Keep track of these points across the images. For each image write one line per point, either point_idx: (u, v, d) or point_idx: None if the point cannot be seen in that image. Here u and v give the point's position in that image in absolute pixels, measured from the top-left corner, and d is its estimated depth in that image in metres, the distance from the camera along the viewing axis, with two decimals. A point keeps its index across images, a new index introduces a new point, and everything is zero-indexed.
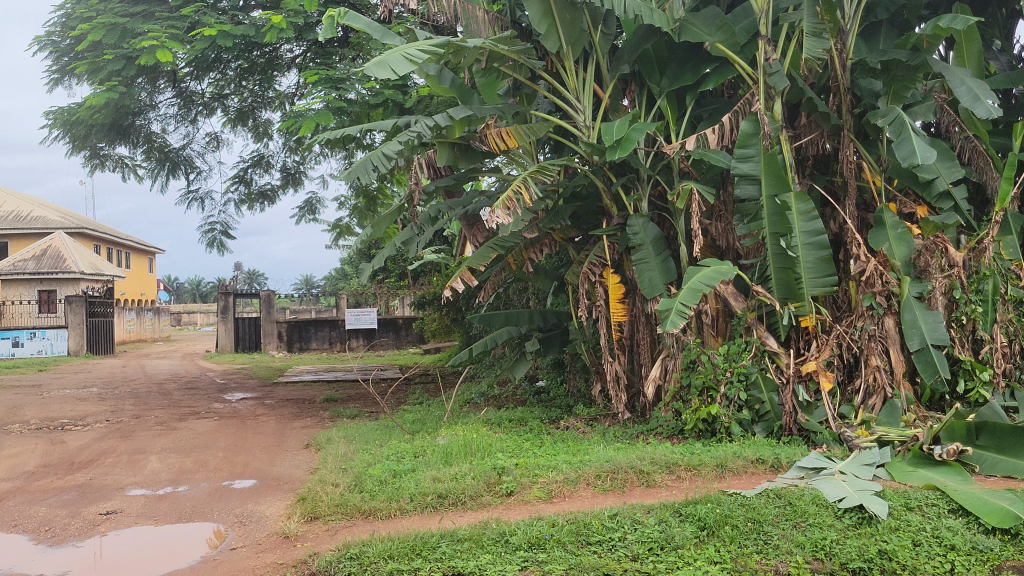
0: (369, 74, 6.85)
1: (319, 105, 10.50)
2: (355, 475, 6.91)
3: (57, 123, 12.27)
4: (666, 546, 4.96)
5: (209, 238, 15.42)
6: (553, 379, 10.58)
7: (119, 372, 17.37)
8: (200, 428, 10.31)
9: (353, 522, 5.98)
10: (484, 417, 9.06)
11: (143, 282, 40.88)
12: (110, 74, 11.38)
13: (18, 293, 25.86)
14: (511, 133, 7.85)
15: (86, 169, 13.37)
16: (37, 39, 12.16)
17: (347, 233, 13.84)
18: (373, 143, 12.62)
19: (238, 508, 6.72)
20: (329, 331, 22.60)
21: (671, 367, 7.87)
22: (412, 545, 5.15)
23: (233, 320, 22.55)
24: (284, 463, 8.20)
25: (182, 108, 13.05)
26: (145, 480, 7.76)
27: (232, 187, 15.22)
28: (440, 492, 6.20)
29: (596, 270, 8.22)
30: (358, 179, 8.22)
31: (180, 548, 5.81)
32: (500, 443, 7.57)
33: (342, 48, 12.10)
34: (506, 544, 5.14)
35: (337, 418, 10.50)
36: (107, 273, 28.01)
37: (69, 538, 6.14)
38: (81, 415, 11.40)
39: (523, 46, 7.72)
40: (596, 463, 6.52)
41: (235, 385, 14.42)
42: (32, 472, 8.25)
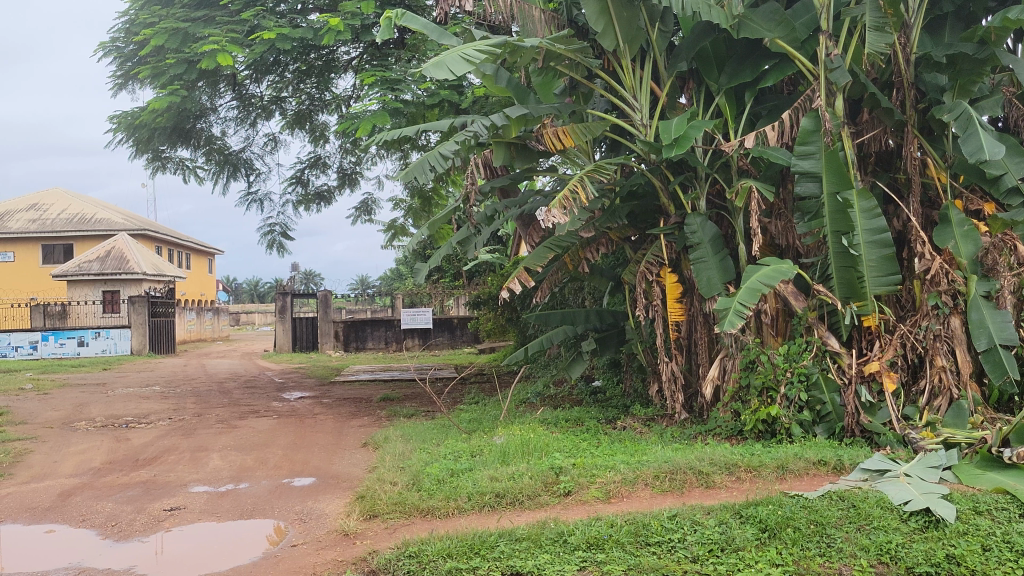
0: (427, 75, 6.92)
1: (375, 106, 10.57)
2: (413, 473, 6.95)
3: (121, 127, 12.53)
4: (726, 548, 4.91)
5: (268, 239, 15.65)
6: (609, 379, 10.51)
7: (181, 371, 17.69)
8: (260, 426, 10.45)
9: (411, 520, 6.01)
10: (540, 417, 9.06)
11: (203, 282, 41.60)
12: (172, 78, 11.59)
13: (83, 293, 26.49)
14: (567, 133, 7.80)
15: (148, 172, 13.63)
16: (101, 45, 12.46)
17: (402, 233, 13.93)
18: (429, 144, 12.69)
19: (298, 506, 6.79)
20: (385, 331, 22.79)
21: (730, 367, 7.78)
22: (471, 544, 5.17)
23: (291, 320, 22.85)
24: (342, 461, 8.27)
25: (241, 111, 13.28)
26: (207, 477, 7.89)
27: (290, 188, 15.41)
28: (498, 492, 6.20)
29: (653, 269, 8.16)
30: (415, 179, 8.26)
31: (241, 544, 5.89)
32: (558, 442, 7.56)
33: (398, 49, 12.16)
34: (564, 544, 5.13)
35: (394, 417, 10.58)
36: (169, 274, 28.55)
37: (135, 533, 6.26)
38: (145, 413, 11.62)
39: (580, 45, 7.68)
40: (654, 463, 6.48)
41: (293, 384, 14.60)
42: (99, 469, 8.44)
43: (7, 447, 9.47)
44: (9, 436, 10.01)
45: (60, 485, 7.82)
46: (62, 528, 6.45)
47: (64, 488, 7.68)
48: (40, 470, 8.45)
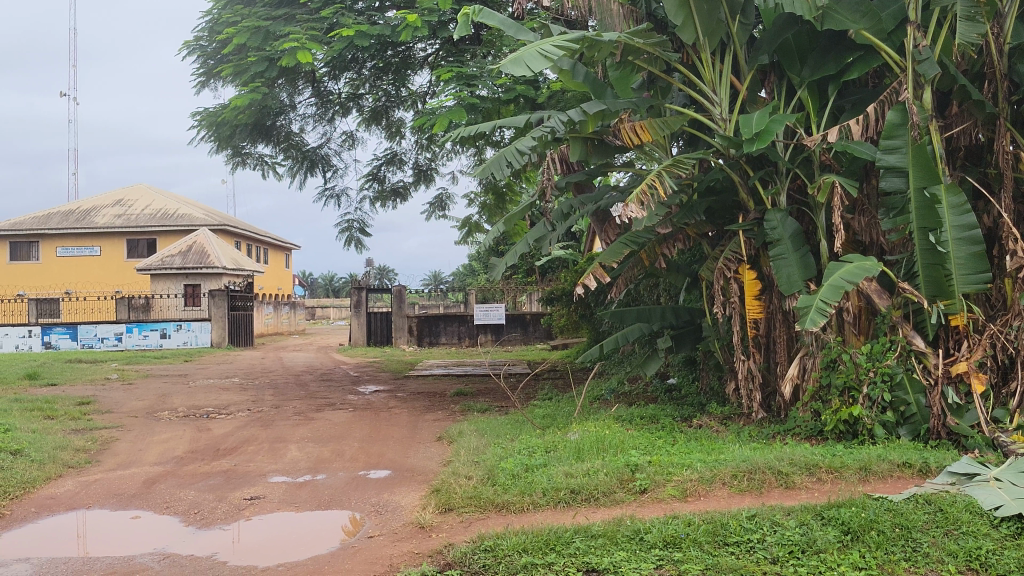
0: (505, 71, 6.95)
1: (451, 102, 10.63)
2: (488, 467, 6.97)
3: (204, 124, 12.83)
4: (807, 550, 4.82)
5: (346, 234, 15.89)
6: (684, 377, 10.38)
7: (259, 364, 18.04)
8: (336, 418, 10.60)
9: (487, 514, 6.04)
10: (614, 414, 9.01)
11: (280, 277, 42.46)
12: (253, 75, 11.81)
13: (166, 287, 27.21)
14: (645, 128, 7.74)
15: (228, 167, 13.92)
16: (186, 44, 12.76)
17: (477, 230, 14.00)
18: (502, 140, 12.72)
19: (375, 498, 6.86)
20: (459, 326, 22.93)
21: (809, 366, 7.68)
22: (546, 540, 5.17)
23: (365, 314, 23.13)
24: (417, 455, 8.34)
25: (320, 108, 13.47)
26: (285, 468, 8.03)
27: (366, 184, 15.60)
28: (573, 488, 6.19)
29: (732, 266, 8.06)
30: (492, 176, 8.29)
31: (320, 534, 5.98)
32: (633, 440, 7.50)
33: (474, 45, 12.21)
34: (640, 542, 5.09)
35: (467, 411, 10.63)
36: (249, 268, 29.15)
37: (216, 521, 6.40)
38: (225, 404, 11.89)
39: (658, 39, 7.59)
40: (732, 462, 6.38)
41: (368, 378, 14.77)
42: (182, 457, 8.65)
43: (95, 434, 9.77)
44: (96, 424, 10.32)
45: (145, 472, 8.04)
46: (147, 514, 6.63)
47: (149, 475, 7.90)
48: (125, 458, 8.69)
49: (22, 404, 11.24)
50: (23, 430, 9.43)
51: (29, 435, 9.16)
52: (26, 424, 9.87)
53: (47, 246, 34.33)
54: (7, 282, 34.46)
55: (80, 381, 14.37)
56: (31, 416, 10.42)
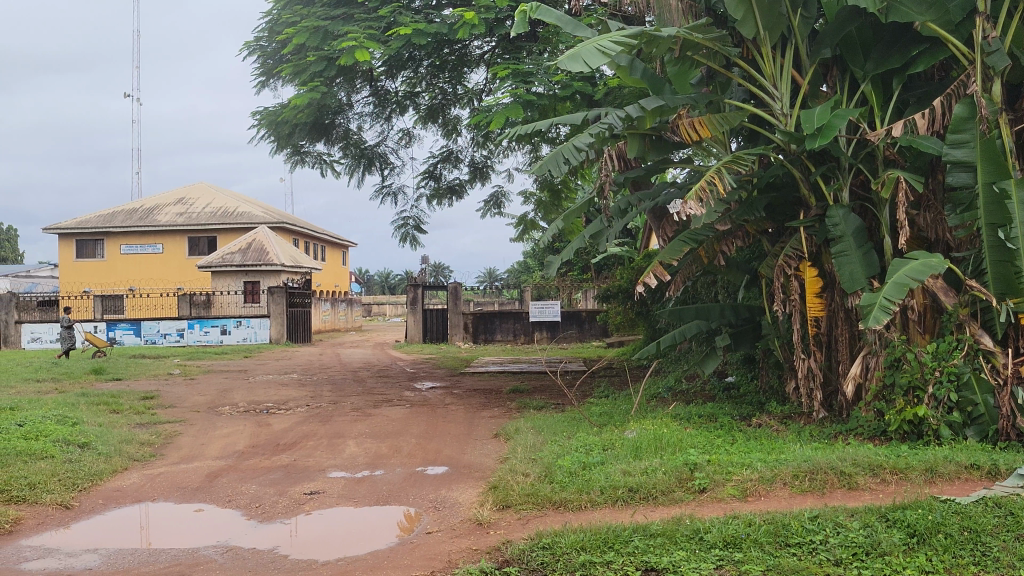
0: (562, 67, 6.98)
1: (508, 99, 10.64)
2: (546, 465, 6.96)
3: (264, 124, 13.02)
4: (871, 552, 4.74)
5: (402, 232, 16.01)
6: (743, 375, 10.25)
7: (318, 360, 18.24)
8: (393, 415, 10.68)
9: (544, 512, 6.04)
10: (672, 412, 8.94)
11: (337, 274, 42.93)
12: (312, 74, 11.94)
13: (226, 283, 27.68)
14: (704, 123, 7.64)
15: (287, 166, 14.09)
16: (247, 44, 12.95)
17: (532, 227, 14.00)
18: (558, 137, 12.69)
19: (432, 494, 6.91)
20: (514, 323, 22.92)
21: (872, 365, 7.55)
22: (604, 538, 5.15)
23: (422, 311, 23.29)
24: (475, 452, 8.37)
25: (377, 107, 13.59)
26: (344, 463, 8.11)
27: (423, 182, 15.69)
28: (631, 487, 6.15)
29: (792, 263, 7.96)
30: (549, 173, 8.30)
31: (378, 529, 6.02)
32: (691, 438, 7.45)
33: (530, 42, 12.19)
34: (700, 541, 5.04)
35: (524, 409, 10.64)
36: (306, 265, 29.51)
37: (278, 515, 6.48)
38: (284, 400, 12.05)
39: (718, 34, 7.51)
40: (793, 462, 6.31)
41: (425, 374, 14.86)
42: (243, 452, 8.79)
43: (159, 428, 9.97)
44: (160, 418, 10.53)
45: (207, 466, 8.19)
46: (210, 507, 6.75)
47: (211, 469, 8.04)
48: (188, 452, 8.85)
49: (89, 398, 11.51)
50: (90, 424, 9.67)
51: (96, 429, 9.38)
52: (93, 417, 10.11)
53: (111, 243, 35.11)
54: (74, 280, 35.30)
55: (144, 376, 14.70)
56: (98, 410, 10.68)
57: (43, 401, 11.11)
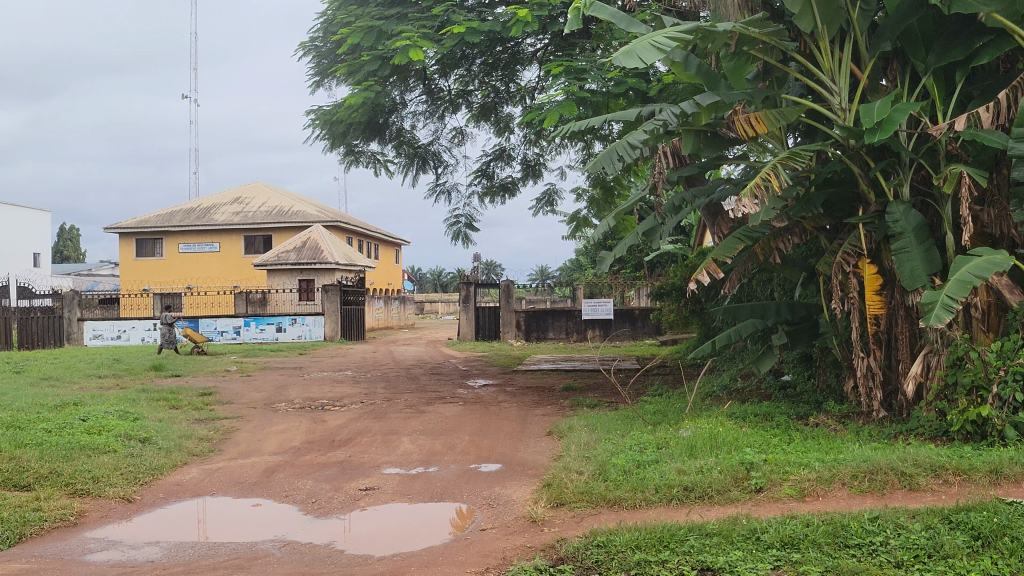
0: (616, 64, 6.97)
1: (560, 96, 10.63)
2: (600, 463, 6.94)
3: (318, 123, 13.16)
4: (934, 555, 4.66)
5: (454, 230, 16.08)
6: (799, 374, 10.11)
7: (370, 357, 18.37)
8: (447, 412, 10.72)
9: (599, 510, 6.02)
10: (727, 411, 8.86)
11: (390, 273, 43.23)
12: (367, 74, 12.04)
13: (281, 282, 28.03)
14: (760, 119, 7.57)
15: (342, 165, 14.23)
16: (302, 44, 13.11)
17: (585, 224, 13.96)
18: (610, 134, 12.64)
19: (486, 491, 6.92)
20: (566, 321, 22.87)
21: (934, 364, 7.40)
22: (660, 537, 5.12)
23: (474, 309, 23.35)
24: (528, 449, 8.38)
25: (430, 105, 13.66)
26: (398, 459, 8.17)
27: (475, 180, 15.75)
28: (686, 486, 6.11)
29: (851, 260, 7.83)
30: (603, 170, 8.30)
31: (433, 525, 6.05)
32: (747, 437, 7.37)
33: (583, 39, 12.16)
34: (757, 541, 4.99)
35: (577, 407, 10.62)
36: (360, 264, 29.77)
37: (333, 510, 6.55)
38: (338, 397, 12.17)
39: (774, 28, 7.43)
40: (852, 462, 6.21)
41: (478, 372, 14.90)
42: (299, 447, 8.90)
43: (217, 424, 10.13)
44: (217, 414, 10.71)
45: (264, 461, 8.30)
46: (268, 502, 6.84)
47: (268, 465, 8.14)
48: (246, 447, 8.98)
49: (150, 394, 11.73)
50: (151, 419, 9.85)
51: (156, 424, 9.56)
52: (153, 413, 10.30)
53: (169, 242, 35.77)
54: (134, 278, 36.00)
55: (202, 372, 14.95)
56: (158, 406, 10.88)
57: (105, 397, 11.36)
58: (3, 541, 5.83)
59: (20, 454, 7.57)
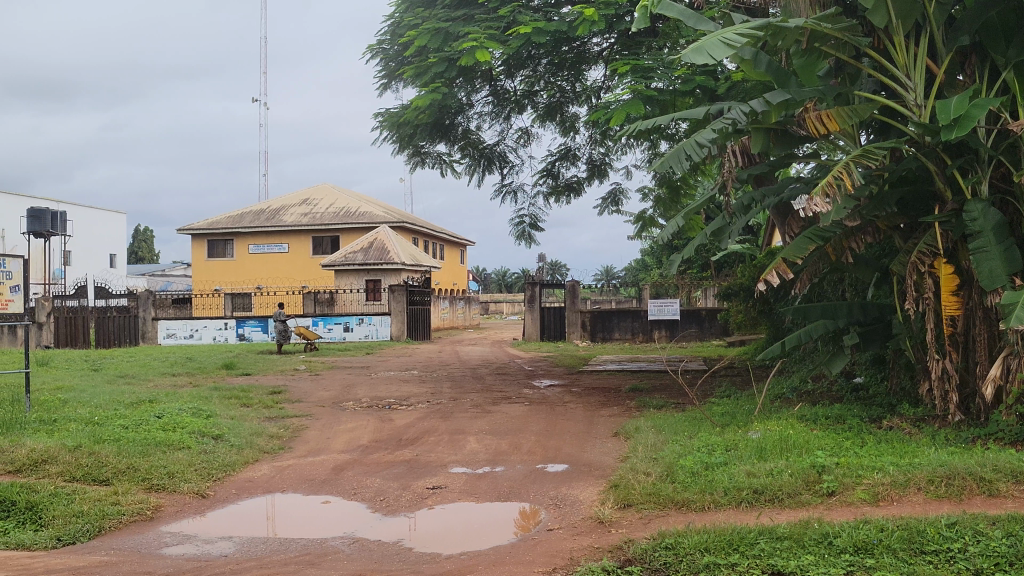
0: (685, 60, 6.92)
1: (627, 95, 10.58)
2: (668, 465, 6.89)
3: (386, 125, 13.32)
4: (1015, 563, 4.53)
5: (519, 230, 16.12)
6: (872, 376, 9.90)
7: (437, 357, 18.51)
8: (513, 412, 10.74)
9: (667, 512, 5.98)
10: (798, 413, 8.72)
11: (455, 273, 43.48)
12: (434, 76, 12.12)
13: (349, 282, 28.39)
14: (831, 116, 7.45)
15: (409, 166, 14.36)
16: (370, 48, 13.27)
17: (651, 224, 13.86)
18: (677, 133, 12.54)
19: (553, 491, 6.92)
20: (633, 322, 22.69)
21: (1014, 367, 7.19)
22: (729, 539, 5.07)
23: (539, 309, 23.37)
24: (594, 450, 8.36)
25: (496, 106, 13.71)
26: (465, 459, 8.21)
27: (541, 180, 15.76)
28: (756, 488, 6.03)
29: (926, 259, 7.66)
30: (671, 169, 8.23)
31: (501, 525, 6.07)
32: (819, 440, 7.26)
33: (650, 38, 12.07)
34: (829, 546, 4.90)
35: (644, 407, 10.55)
36: (426, 264, 29.99)
37: (401, 509, 6.61)
38: (406, 396, 12.27)
39: (847, 23, 7.29)
40: (928, 467, 6.07)
41: (543, 372, 14.91)
42: (367, 446, 9.00)
43: (287, 422, 10.31)
44: (288, 412, 10.88)
45: (333, 459, 8.42)
46: (337, 500, 6.93)
47: (337, 463, 8.26)
48: (315, 445, 9.11)
49: (222, 392, 11.98)
50: (223, 417, 10.07)
51: (229, 421, 9.76)
52: (226, 410, 10.52)
53: (240, 243, 36.48)
54: (206, 279, 36.78)
55: (272, 371, 15.22)
56: (230, 404, 11.11)
57: (180, 395, 11.64)
58: (83, 534, 6.00)
59: (100, 450, 7.79)
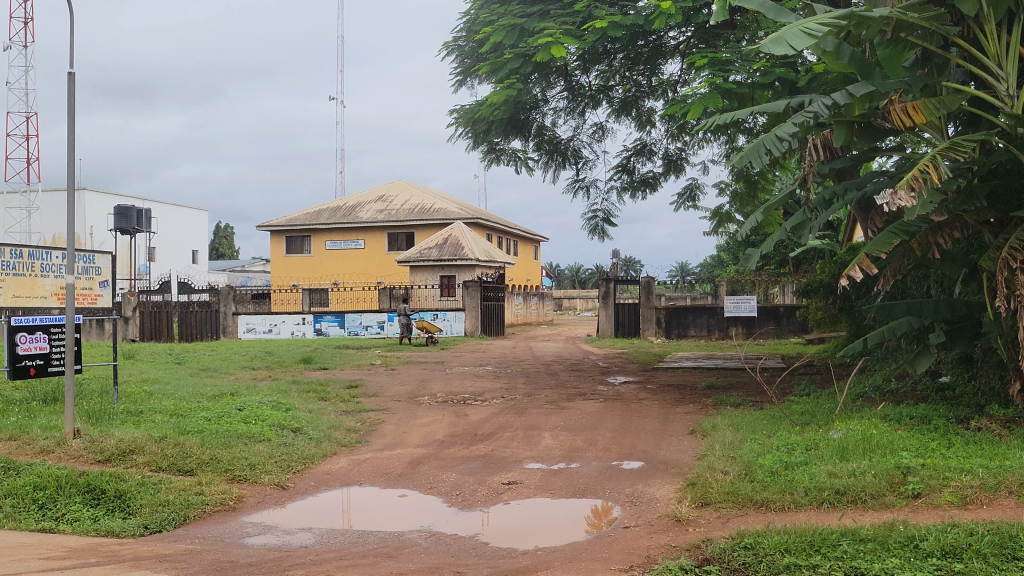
0: (764, 51, 6.82)
1: (705, 89, 10.47)
2: (746, 463, 6.79)
3: (461, 121, 13.41)
4: None
5: (593, 225, 16.05)
6: (959, 375, 9.60)
7: (511, 353, 18.58)
8: (588, 408, 10.70)
9: (746, 511, 5.90)
10: (881, 413, 8.51)
11: (529, 268, 43.54)
12: (509, 72, 12.16)
13: (424, 278, 28.67)
14: (917, 108, 7.25)
15: (484, 163, 14.40)
16: (447, 44, 13.35)
17: (727, 220, 13.66)
18: (754, 127, 12.38)
19: (629, 488, 6.88)
20: (708, 319, 22.36)
21: None
22: (811, 541, 4.96)
23: (613, 305, 23.40)
24: (670, 447, 8.29)
25: (571, 102, 13.65)
26: (540, 455, 8.22)
27: (616, 175, 15.68)
28: (838, 489, 5.91)
29: (1018, 256, 7.39)
30: (750, 164, 8.11)
31: (576, 521, 6.07)
32: (903, 440, 7.07)
33: (728, 31, 11.97)
34: (915, 549, 4.77)
35: (720, 405, 10.43)
36: (500, 260, 30.08)
37: (477, 503, 6.64)
38: (481, 391, 12.33)
39: (935, 13, 7.11)
40: (1019, 470, 5.87)
41: (618, 369, 14.84)
42: (443, 441, 9.07)
43: (364, 416, 10.44)
44: (364, 406, 11.03)
45: (410, 453, 8.50)
46: (414, 493, 7.00)
47: (413, 457, 8.33)
48: (391, 439, 9.21)
49: (301, 386, 12.18)
50: (302, 410, 10.24)
51: (307, 415, 9.91)
52: (305, 404, 10.71)
53: (317, 240, 37.05)
54: (284, 274, 37.48)
55: (349, 365, 15.44)
56: (308, 397, 11.30)
57: (260, 388, 11.89)
58: (169, 523, 6.16)
59: (184, 441, 8.00)
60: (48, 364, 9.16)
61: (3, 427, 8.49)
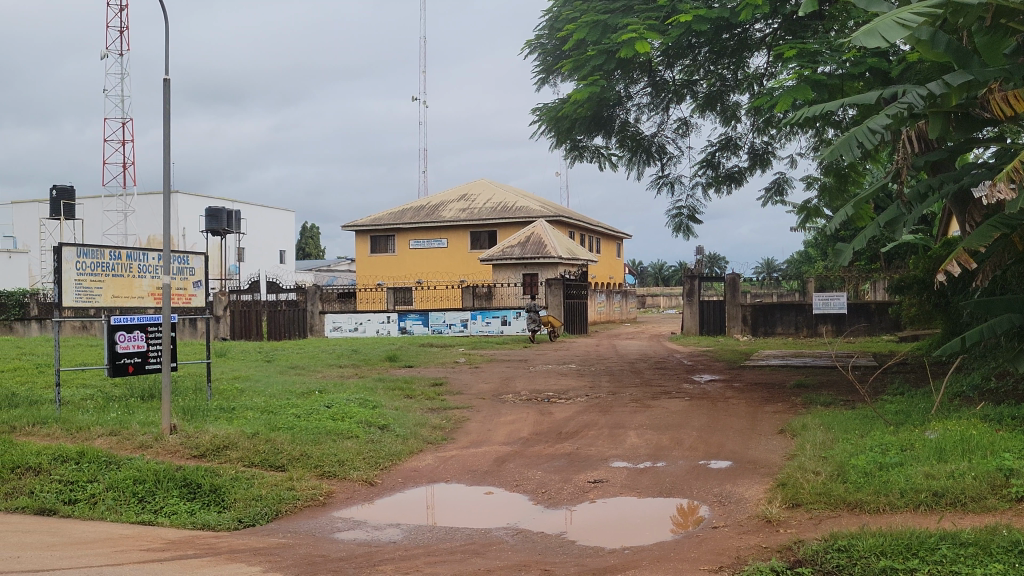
0: (856, 44, 6.65)
1: (793, 81, 10.29)
2: (838, 464, 6.63)
3: (544, 119, 13.41)
4: None
5: (677, 222, 15.90)
6: None
7: (595, 351, 18.51)
8: (674, 407, 10.60)
9: (839, 513, 5.77)
10: (980, 413, 8.21)
11: (612, 265, 43.36)
12: (592, 69, 12.10)
13: (506, 275, 28.79)
14: (1019, 97, 6.94)
15: (567, 160, 14.37)
16: (529, 43, 13.36)
17: (815, 215, 13.35)
18: (844, 120, 12.12)
19: (717, 488, 6.79)
20: (796, 316, 21.97)
21: None
22: (908, 543, 4.82)
23: (698, 303, 23.25)
24: (758, 447, 8.14)
25: (655, 98, 13.52)
26: (626, 453, 8.17)
27: (700, 171, 15.49)
28: (936, 491, 5.73)
29: None
30: (841, 157, 7.93)
31: (663, 520, 6.01)
32: (1004, 441, 6.81)
33: (816, 21, 11.76)
34: (1019, 555, 4.60)
35: (810, 404, 10.21)
36: (583, 257, 30.03)
37: (563, 501, 6.64)
38: (564, 389, 12.32)
39: None
40: None
41: (703, 367, 14.66)
42: (527, 439, 9.08)
43: (449, 413, 10.52)
44: (449, 404, 11.11)
45: (495, 451, 8.53)
46: (500, 491, 7.02)
47: (499, 455, 8.36)
48: (476, 437, 9.26)
49: (387, 384, 12.33)
50: (388, 407, 10.37)
51: (394, 412, 10.01)
52: (391, 401, 10.84)
53: (401, 239, 37.46)
54: (369, 273, 38.00)
55: (434, 364, 15.54)
56: (394, 395, 11.44)
57: (346, 386, 12.06)
58: (262, 517, 6.31)
59: (275, 437, 8.18)
60: (145, 362, 9.47)
61: (104, 422, 8.80)
